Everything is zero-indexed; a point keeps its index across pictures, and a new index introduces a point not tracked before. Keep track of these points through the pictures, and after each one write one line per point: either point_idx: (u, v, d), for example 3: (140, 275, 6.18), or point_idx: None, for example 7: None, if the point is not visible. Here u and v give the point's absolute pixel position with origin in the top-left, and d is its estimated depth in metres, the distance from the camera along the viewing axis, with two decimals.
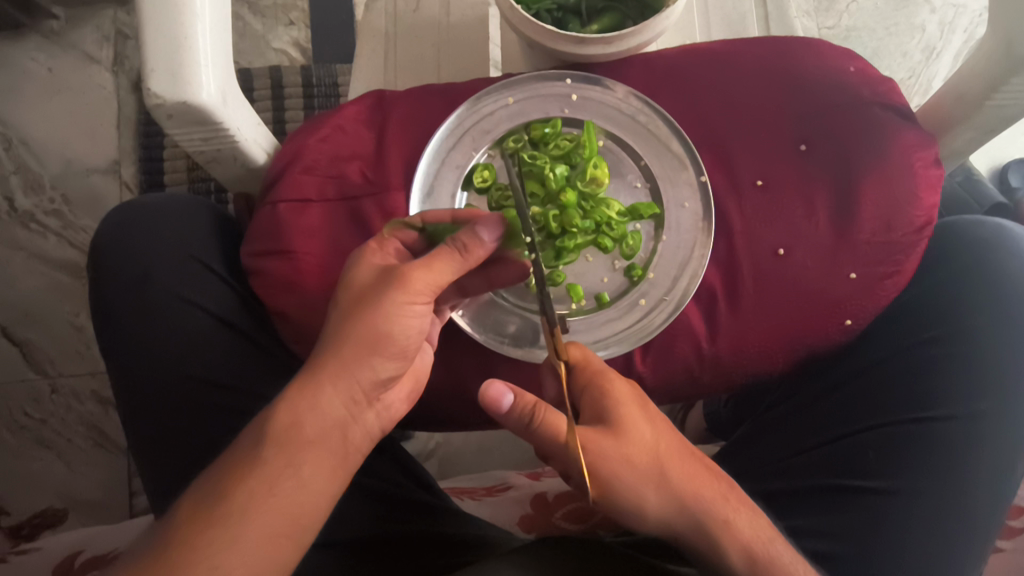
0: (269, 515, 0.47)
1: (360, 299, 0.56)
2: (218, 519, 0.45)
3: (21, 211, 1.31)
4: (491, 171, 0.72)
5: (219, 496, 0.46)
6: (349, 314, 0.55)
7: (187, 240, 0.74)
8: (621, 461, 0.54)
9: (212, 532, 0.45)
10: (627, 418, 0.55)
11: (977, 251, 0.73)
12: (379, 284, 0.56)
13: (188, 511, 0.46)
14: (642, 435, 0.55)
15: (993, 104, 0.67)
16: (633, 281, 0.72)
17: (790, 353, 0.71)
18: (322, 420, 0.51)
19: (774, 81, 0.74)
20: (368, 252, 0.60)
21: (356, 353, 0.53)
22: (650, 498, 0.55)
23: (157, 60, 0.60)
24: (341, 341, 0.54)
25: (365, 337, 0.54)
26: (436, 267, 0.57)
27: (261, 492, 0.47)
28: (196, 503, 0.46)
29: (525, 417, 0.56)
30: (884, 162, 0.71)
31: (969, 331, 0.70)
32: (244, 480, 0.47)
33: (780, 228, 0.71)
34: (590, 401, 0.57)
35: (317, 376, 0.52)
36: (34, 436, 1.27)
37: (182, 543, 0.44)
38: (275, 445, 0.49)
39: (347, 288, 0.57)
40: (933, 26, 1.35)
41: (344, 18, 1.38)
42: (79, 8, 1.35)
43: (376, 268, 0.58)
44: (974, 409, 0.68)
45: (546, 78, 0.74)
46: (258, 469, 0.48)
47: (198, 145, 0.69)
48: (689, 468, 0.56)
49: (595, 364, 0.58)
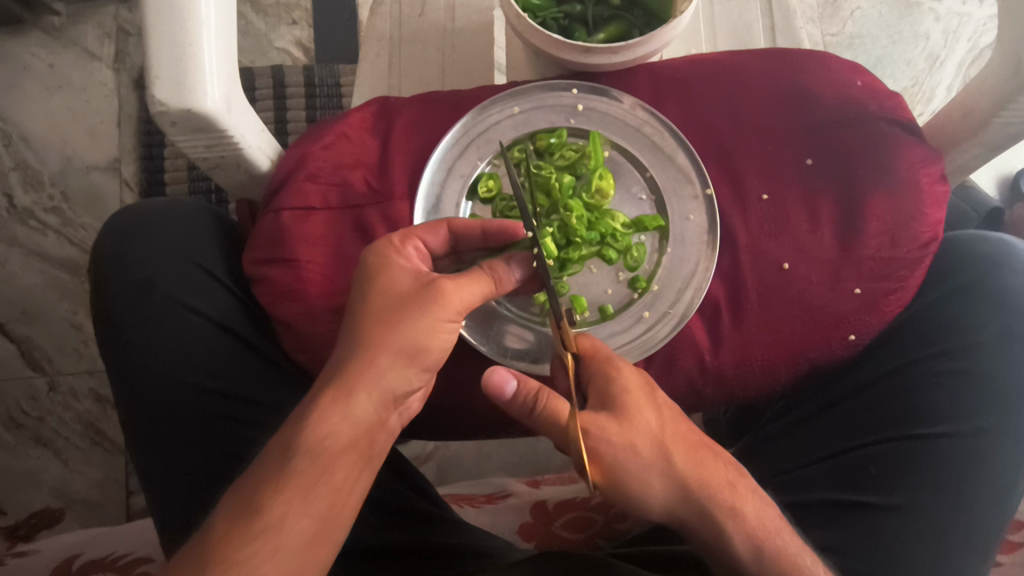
0: (305, 522, 0.48)
1: (399, 310, 0.55)
2: (258, 532, 0.47)
3: (21, 208, 1.30)
4: (496, 180, 0.72)
5: (257, 509, 0.48)
6: (386, 323, 0.54)
7: (191, 248, 0.73)
8: (624, 444, 0.54)
9: (254, 544, 0.46)
10: (634, 404, 0.55)
11: (981, 267, 0.72)
12: (419, 295, 0.55)
13: (227, 526, 0.47)
14: (646, 422, 0.55)
15: (1000, 121, 0.66)
16: (637, 293, 0.72)
17: (794, 366, 0.70)
18: (356, 426, 0.52)
19: (780, 95, 0.74)
20: (397, 253, 0.58)
21: (394, 364, 0.54)
22: (653, 485, 0.55)
23: (162, 66, 0.60)
24: (373, 348, 0.54)
25: (401, 349, 0.54)
26: (474, 285, 0.58)
27: (298, 501, 0.49)
28: (233, 517, 0.48)
29: (528, 403, 0.56)
30: (890, 177, 0.70)
31: (973, 347, 0.70)
32: (280, 491, 0.49)
33: (785, 243, 0.70)
34: (597, 391, 0.57)
35: (352, 384, 0.53)
36: (32, 434, 1.27)
37: (223, 561, 0.45)
38: (306, 453, 0.50)
39: (381, 292, 0.56)
40: (937, 34, 1.35)
41: (347, 18, 1.38)
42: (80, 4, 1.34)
43: (412, 275, 0.57)
44: (976, 426, 0.68)
45: (551, 88, 0.74)
46: (290, 478, 0.49)
47: (201, 152, 0.68)
48: (698, 456, 0.56)
49: (605, 353, 0.59)
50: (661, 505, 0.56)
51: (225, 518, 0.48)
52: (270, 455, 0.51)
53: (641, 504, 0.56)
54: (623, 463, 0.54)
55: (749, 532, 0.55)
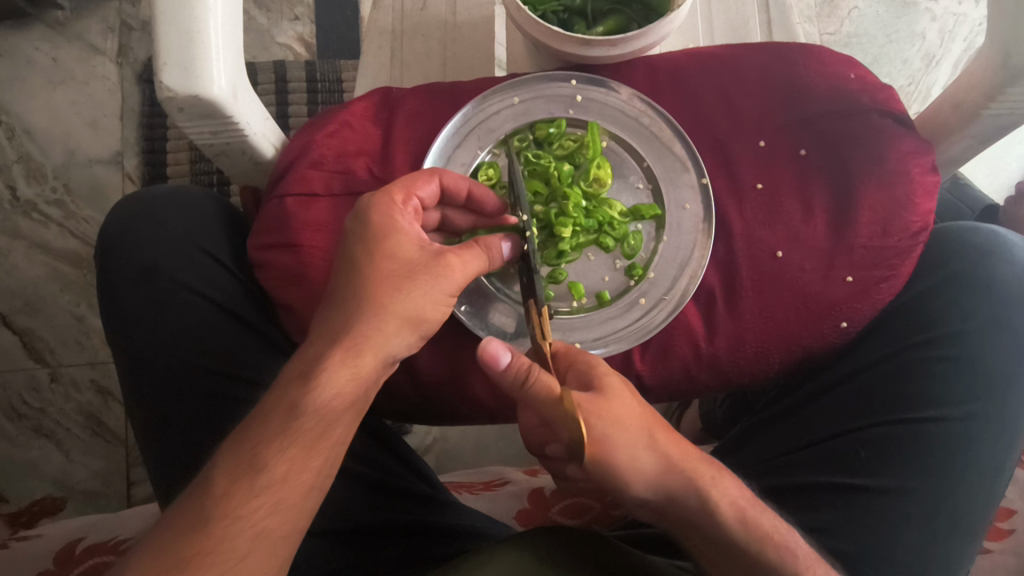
0: (307, 475, 0.50)
1: (411, 279, 0.55)
2: (260, 488, 0.48)
3: (24, 200, 1.31)
4: (495, 169, 0.74)
5: (259, 468, 0.49)
6: (396, 290, 0.55)
7: (196, 232, 0.75)
8: (613, 425, 0.55)
9: (258, 499, 0.48)
10: (617, 389, 0.56)
11: (970, 256, 0.74)
12: (429, 266, 0.56)
13: (227, 481, 0.48)
14: (631, 405, 0.56)
15: (989, 113, 0.68)
16: (633, 280, 0.73)
17: (786, 353, 0.72)
18: (359, 386, 0.53)
19: (775, 86, 0.75)
20: (399, 213, 0.58)
21: (400, 330, 0.55)
22: (641, 461, 0.56)
23: (170, 53, 0.61)
24: (381, 314, 0.54)
25: (408, 317, 0.55)
26: (479, 258, 0.59)
27: (300, 458, 0.50)
28: (235, 472, 0.49)
29: (519, 377, 0.56)
30: (882, 168, 0.72)
31: (963, 335, 0.71)
32: (286, 450, 0.50)
33: (779, 231, 0.72)
34: (576, 374, 0.59)
35: (359, 344, 0.53)
36: (34, 424, 1.28)
37: (227, 516, 0.47)
38: (313, 415, 0.51)
39: (387, 258, 0.56)
40: (933, 34, 1.36)
41: (349, 15, 1.40)
42: None
43: (417, 242, 0.57)
44: (966, 410, 0.69)
45: (551, 79, 0.75)
46: (295, 437, 0.50)
47: (207, 138, 0.69)
48: (672, 436, 0.58)
49: (577, 350, 0.61)
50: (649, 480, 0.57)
51: (225, 471, 0.49)
52: (273, 414, 0.51)
53: (626, 482, 0.57)
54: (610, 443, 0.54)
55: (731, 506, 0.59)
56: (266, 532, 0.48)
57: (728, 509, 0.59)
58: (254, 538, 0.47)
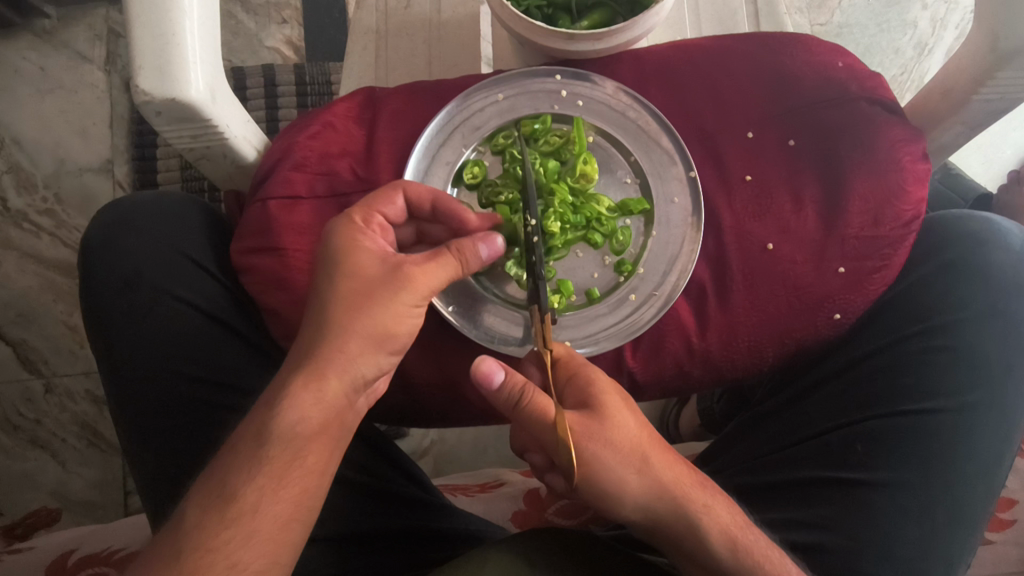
0: (280, 506, 0.49)
1: (367, 296, 0.55)
2: (232, 519, 0.48)
3: (14, 211, 1.31)
4: (481, 167, 0.74)
5: (229, 497, 0.49)
6: (357, 307, 0.54)
7: (176, 238, 0.74)
8: (607, 445, 0.56)
9: (229, 531, 0.47)
10: (613, 407, 0.57)
11: (966, 243, 0.72)
12: (387, 280, 0.56)
13: (198, 515, 0.48)
14: (627, 422, 0.57)
15: (979, 98, 0.67)
16: (623, 276, 0.72)
17: (781, 347, 0.71)
18: (326, 409, 0.53)
19: (763, 77, 0.74)
20: (359, 235, 0.58)
21: (363, 350, 0.54)
22: (632, 482, 0.57)
23: (146, 57, 0.60)
24: (342, 332, 0.54)
25: (372, 334, 0.55)
26: (441, 268, 0.58)
27: (271, 486, 0.50)
28: (206, 505, 0.48)
29: (514, 397, 0.57)
30: (872, 156, 0.71)
31: (961, 324, 0.70)
32: (254, 478, 0.49)
33: (769, 223, 0.71)
34: (575, 391, 0.59)
35: (320, 366, 0.53)
36: (29, 436, 1.27)
37: (198, 548, 0.47)
38: (279, 441, 0.50)
39: (347, 276, 0.55)
40: (925, 22, 1.38)
41: (337, 16, 1.39)
42: (70, 7, 1.34)
43: (378, 257, 0.57)
44: (963, 401, 0.68)
45: (535, 74, 0.74)
46: (263, 468, 0.50)
47: (187, 142, 0.68)
48: (668, 457, 0.59)
49: (578, 360, 0.61)
50: (637, 501, 0.57)
51: (197, 507, 0.48)
52: (243, 441, 0.51)
53: (617, 504, 0.58)
54: (604, 461, 0.56)
55: (723, 531, 0.58)
56: (241, 565, 0.47)
57: (722, 522, 0.58)
58: (226, 571, 0.47)
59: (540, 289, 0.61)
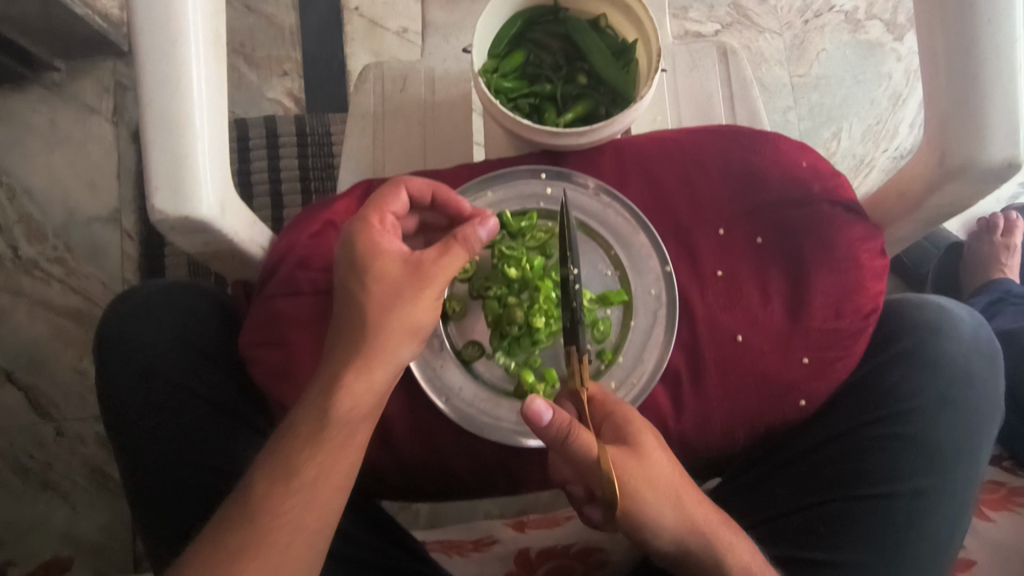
0: (333, 477, 0.61)
1: (393, 295, 0.65)
2: (295, 487, 0.60)
3: (26, 259, 1.37)
4: (472, 262, 0.80)
5: (293, 472, 0.60)
6: (387, 309, 0.64)
7: (186, 330, 0.79)
8: (648, 483, 0.63)
9: (292, 497, 0.59)
10: (650, 447, 0.64)
11: (920, 331, 0.79)
12: (409, 279, 0.65)
13: (265, 483, 0.60)
14: (661, 461, 0.64)
15: (929, 205, 0.72)
16: (604, 364, 0.77)
17: (751, 430, 0.75)
18: (372, 397, 0.63)
19: (734, 175, 0.80)
20: (379, 233, 0.67)
21: (398, 340, 0.65)
22: (668, 517, 0.64)
23: (160, 179, 0.64)
24: (380, 332, 0.64)
25: (403, 329, 0.65)
26: (452, 260, 0.67)
27: (326, 462, 0.61)
28: (270, 477, 0.60)
29: (562, 433, 0.61)
30: (834, 254, 0.77)
31: (915, 413, 0.76)
32: (313, 458, 0.60)
33: (739, 315, 0.76)
34: (611, 426, 0.66)
35: (366, 361, 0.63)
36: (40, 478, 1.32)
37: (270, 515, 0.59)
38: (338, 424, 0.61)
39: (376, 279, 0.65)
40: (899, 74, 1.45)
41: (336, 70, 1.46)
42: (80, 61, 1.41)
43: (397, 257, 0.66)
44: (916, 485, 0.74)
45: (522, 174, 0.81)
46: (318, 446, 0.61)
47: (198, 247, 0.73)
48: (695, 494, 0.67)
49: (610, 397, 0.69)
50: (671, 533, 0.65)
51: (263, 477, 0.60)
52: (297, 424, 0.62)
53: (653, 534, 0.65)
54: (644, 498, 0.63)
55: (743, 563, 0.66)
56: (303, 525, 0.59)
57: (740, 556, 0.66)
58: None
59: (578, 334, 0.67)
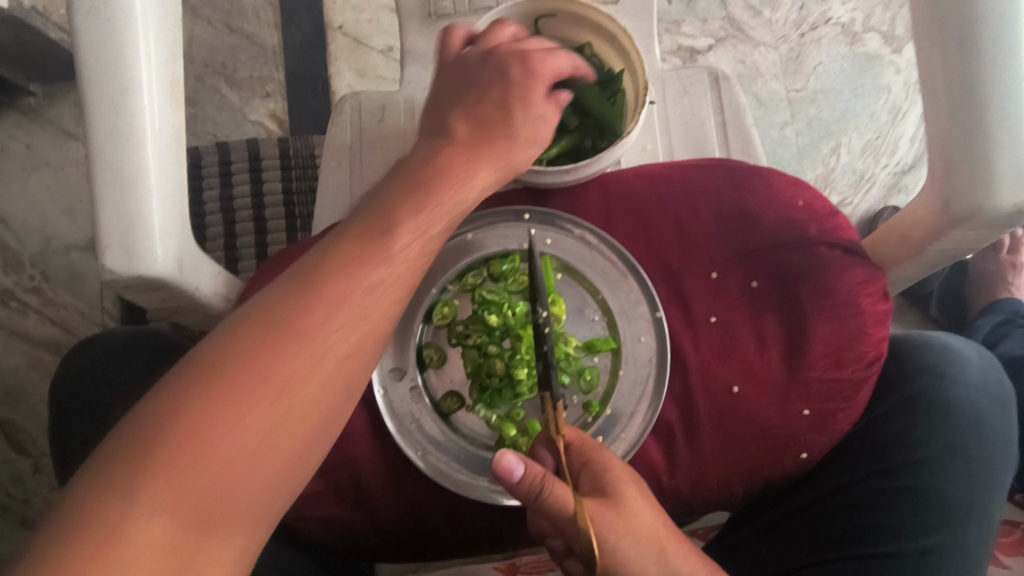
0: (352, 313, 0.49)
1: (524, 134, 0.64)
2: (314, 315, 0.48)
3: (1, 289, 1.32)
4: (451, 307, 0.75)
5: (310, 324, 0.48)
6: (517, 133, 0.64)
7: (149, 390, 0.75)
8: (627, 536, 0.53)
9: (332, 315, 0.48)
10: (629, 494, 0.55)
11: (924, 376, 0.75)
12: (524, 121, 0.64)
13: (285, 300, 0.48)
14: (643, 511, 0.55)
15: (934, 249, 0.68)
16: (591, 416, 0.72)
17: (748, 485, 0.72)
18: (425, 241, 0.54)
19: (728, 215, 0.76)
20: (532, 85, 0.65)
21: (484, 180, 0.60)
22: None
23: (111, 237, 0.60)
24: (479, 155, 0.60)
25: (512, 155, 0.63)
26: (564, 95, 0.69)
27: (331, 307, 0.48)
28: (275, 319, 0.48)
29: (534, 490, 0.52)
30: (835, 299, 0.72)
31: (922, 465, 0.71)
32: (346, 253, 0.51)
33: (734, 365, 0.72)
34: (588, 475, 0.57)
35: (441, 176, 0.57)
36: (17, 517, 1.27)
37: (270, 342, 0.46)
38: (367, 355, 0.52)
39: (510, 111, 0.64)
40: (898, 87, 1.41)
41: (320, 91, 1.41)
42: (56, 84, 1.36)
43: (540, 96, 0.65)
44: (924, 544, 0.69)
45: (503, 214, 0.76)
46: (337, 311, 0.49)
47: (158, 303, 0.69)
48: (685, 547, 0.57)
49: (591, 444, 0.59)
50: None
51: (236, 347, 0.46)
52: (319, 277, 0.50)
53: None
54: (623, 552, 0.53)
55: None
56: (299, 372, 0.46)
57: None
58: None
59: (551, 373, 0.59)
